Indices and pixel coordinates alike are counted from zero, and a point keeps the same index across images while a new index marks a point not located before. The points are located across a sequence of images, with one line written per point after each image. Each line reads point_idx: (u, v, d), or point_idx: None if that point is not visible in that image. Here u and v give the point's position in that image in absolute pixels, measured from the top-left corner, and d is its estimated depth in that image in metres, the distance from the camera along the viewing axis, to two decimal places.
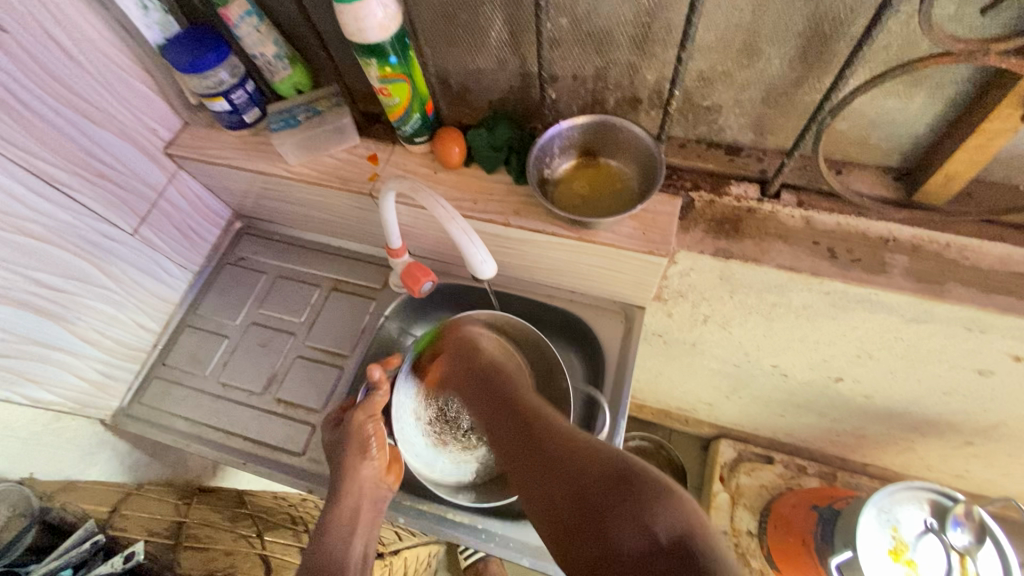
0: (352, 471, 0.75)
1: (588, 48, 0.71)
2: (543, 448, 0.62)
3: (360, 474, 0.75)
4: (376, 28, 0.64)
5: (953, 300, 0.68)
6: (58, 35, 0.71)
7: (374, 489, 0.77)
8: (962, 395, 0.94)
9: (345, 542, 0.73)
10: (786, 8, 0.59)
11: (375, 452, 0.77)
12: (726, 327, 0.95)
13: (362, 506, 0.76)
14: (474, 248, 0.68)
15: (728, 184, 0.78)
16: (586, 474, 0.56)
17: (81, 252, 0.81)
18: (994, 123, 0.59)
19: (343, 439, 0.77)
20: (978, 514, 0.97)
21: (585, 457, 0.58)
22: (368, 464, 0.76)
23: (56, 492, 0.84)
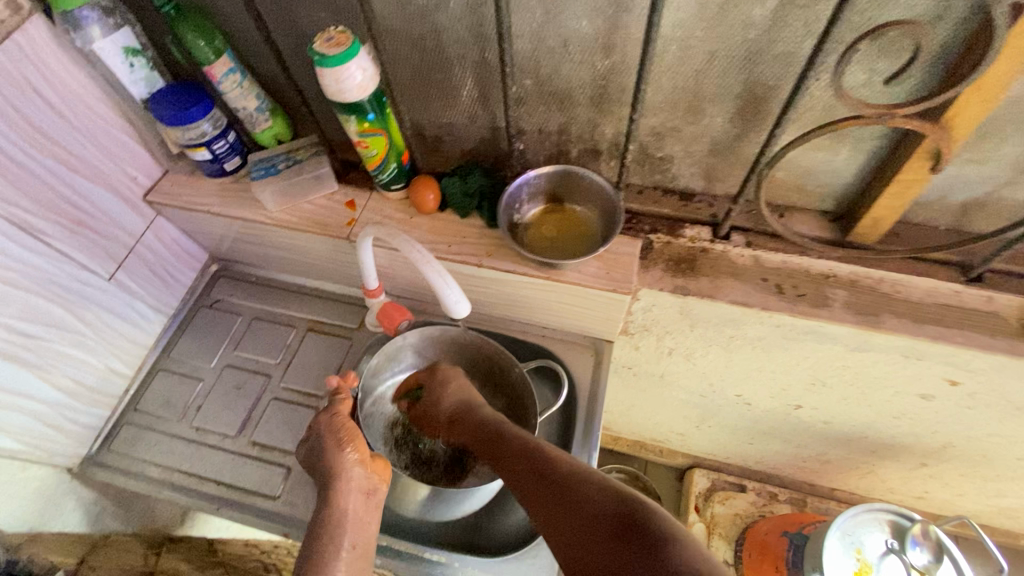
0: (334, 467, 0.71)
1: (551, 105, 0.77)
2: (575, 506, 0.60)
3: (343, 471, 0.71)
4: (355, 89, 0.69)
5: (889, 330, 0.75)
6: (44, 91, 0.74)
7: (361, 483, 0.72)
8: (910, 418, 1.01)
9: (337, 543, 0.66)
10: (723, 74, 0.66)
11: (353, 445, 0.73)
12: (691, 359, 1.01)
13: (352, 503, 0.70)
14: (448, 289, 0.71)
15: (683, 227, 0.84)
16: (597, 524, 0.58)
17: (56, 298, 0.82)
18: (907, 174, 0.67)
19: (318, 442, 0.74)
20: (934, 534, 1.03)
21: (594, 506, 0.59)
22: (349, 454, 0.72)
23: (22, 543, 0.79)
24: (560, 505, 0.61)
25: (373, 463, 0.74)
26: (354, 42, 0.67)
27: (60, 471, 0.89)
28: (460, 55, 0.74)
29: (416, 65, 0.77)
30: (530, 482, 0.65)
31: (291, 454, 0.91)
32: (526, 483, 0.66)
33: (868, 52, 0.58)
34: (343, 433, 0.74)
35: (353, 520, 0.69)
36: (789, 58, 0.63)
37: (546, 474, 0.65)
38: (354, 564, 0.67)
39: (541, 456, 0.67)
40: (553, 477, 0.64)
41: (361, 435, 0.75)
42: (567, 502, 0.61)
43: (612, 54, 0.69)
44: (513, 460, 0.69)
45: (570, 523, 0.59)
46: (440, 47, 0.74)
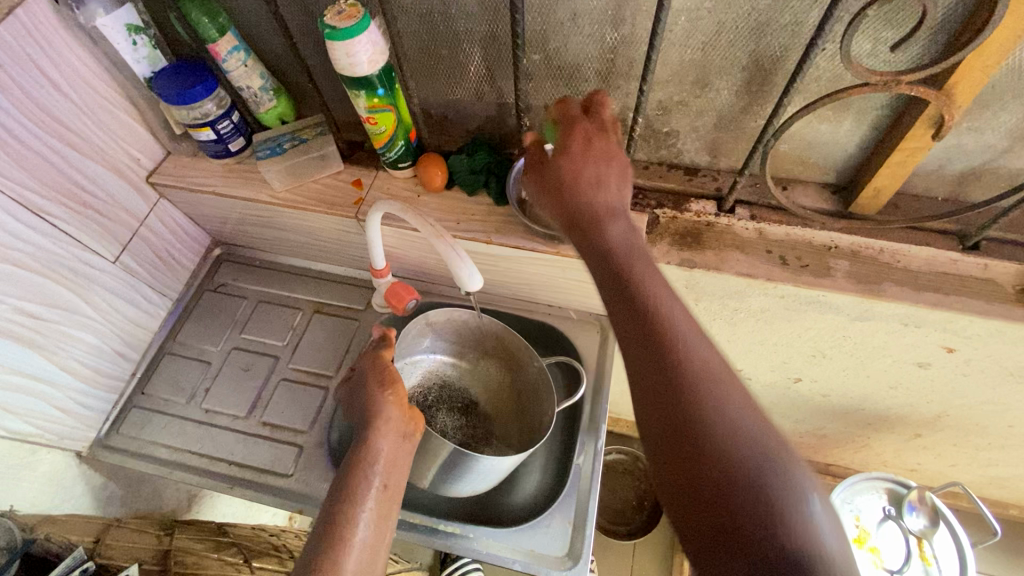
0: (371, 408, 0.73)
1: (558, 81, 0.78)
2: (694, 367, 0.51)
3: (381, 415, 0.73)
4: (366, 63, 0.69)
5: (890, 297, 0.77)
6: (48, 69, 0.73)
7: (396, 429, 0.73)
8: (907, 388, 1.03)
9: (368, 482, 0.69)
10: (730, 46, 0.67)
11: (391, 391, 0.74)
12: (694, 335, 1.02)
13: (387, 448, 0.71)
14: (461, 262, 0.71)
15: (688, 202, 0.85)
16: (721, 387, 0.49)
17: (63, 279, 0.81)
18: (910, 143, 0.68)
19: (361, 382, 0.77)
20: (931, 500, 1.06)
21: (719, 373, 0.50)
22: (388, 398, 0.74)
23: (38, 523, 0.83)
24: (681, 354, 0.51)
25: (409, 412, 0.75)
26: (364, 16, 0.67)
27: (70, 455, 0.88)
28: (469, 30, 0.74)
29: (424, 40, 0.77)
30: (628, 330, 0.54)
31: (303, 433, 0.91)
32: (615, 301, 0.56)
33: (875, 19, 0.59)
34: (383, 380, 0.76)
35: (385, 463, 0.71)
36: (796, 28, 0.64)
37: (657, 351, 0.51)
38: (382, 504, 0.69)
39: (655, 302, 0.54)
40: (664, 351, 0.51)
41: (400, 381, 0.76)
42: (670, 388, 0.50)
43: (621, 26, 0.69)
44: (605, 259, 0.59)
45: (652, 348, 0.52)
46: (449, 22, 0.74)
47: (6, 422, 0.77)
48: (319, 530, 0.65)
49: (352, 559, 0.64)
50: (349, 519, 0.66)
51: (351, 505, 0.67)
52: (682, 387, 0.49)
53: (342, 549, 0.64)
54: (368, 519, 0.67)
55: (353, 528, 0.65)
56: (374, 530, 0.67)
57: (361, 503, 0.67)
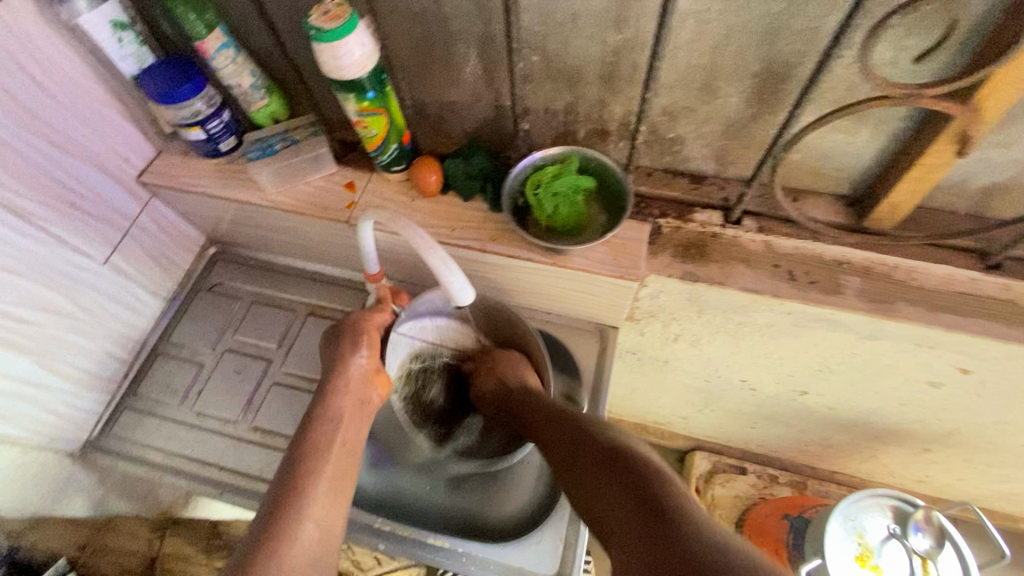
0: (341, 368, 0.78)
1: (559, 84, 0.74)
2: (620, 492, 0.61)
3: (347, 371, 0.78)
4: (354, 65, 0.66)
5: (903, 318, 0.73)
6: (29, 67, 0.71)
7: (360, 391, 0.78)
8: (918, 405, 1.00)
9: (331, 432, 0.74)
10: (740, 51, 0.63)
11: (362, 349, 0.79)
12: (696, 345, 0.99)
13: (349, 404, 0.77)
14: (451, 276, 0.68)
15: (693, 211, 0.81)
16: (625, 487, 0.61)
17: (49, 282, 0.80)
18: (931, 158, 0.64)
19: (338, 336, 0.81)
20: (937, 519, 1.03)
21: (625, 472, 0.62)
22: (358, 355, 0.79)
23: (27, 530, 0.85)
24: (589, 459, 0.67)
25: (375, 376, 0.80)
26: (352, 16, 0.64)
27: (61, 455, 0.88)
28: (463, 29, 0.71)
29: (417, 40, 0.74)
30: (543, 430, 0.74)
31: (294, 439, 0.90)
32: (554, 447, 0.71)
33: (897, 26, 0.54)
34: (354, 337, 0.80)
35: (347, 418, 0.76)
36: (811, 33, 0.59)
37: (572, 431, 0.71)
38: (342, 458, 0.73)
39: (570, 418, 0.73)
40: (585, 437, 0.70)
41: (369, 338, 0.80)
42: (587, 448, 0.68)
43: (624, 29, 0.65)
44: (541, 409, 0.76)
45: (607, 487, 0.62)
46: (443, 21, 0.70)
47: None
48: (284, 472, 0.69)
49: (315, 501, 0.68)
50: (312, 465, 0.70)
51: (316, 448, 0.72)
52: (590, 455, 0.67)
53: (305, 490, 0.68)
54: (329, 468, 0.71)
55: (317, 474, 0.69)
56: (333, 478, 0.71)
57: (325, 451, 0.72)
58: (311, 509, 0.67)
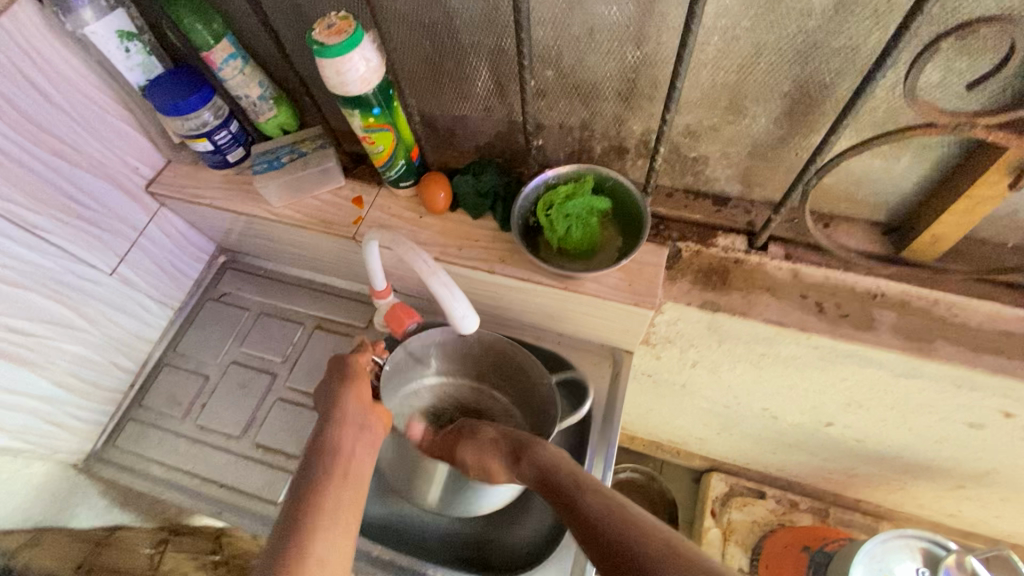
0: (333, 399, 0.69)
1: (574, 100, 0.70)
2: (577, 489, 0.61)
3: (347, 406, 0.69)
4: (358, 82, 0.63)
5: (942, 358, 0.67)
6: (37, 80, 0.70)
7: (359, 419, 0.69)
8: (954, 443, 0.93)
9: (334, 479, 0.64)
10: (771, 69, 0.58)
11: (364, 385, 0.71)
12: (715, 371, 0.94)
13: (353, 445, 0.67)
14: (455, 302, 0.65)
15: (715, 235, 0.76)
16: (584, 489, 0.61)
17: (55, 295, 0.79)
18: (980, 190, 0.58)
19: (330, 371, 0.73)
20: (971, 564, 0.96)
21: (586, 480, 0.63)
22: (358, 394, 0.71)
23: (20, 548, 0.78)
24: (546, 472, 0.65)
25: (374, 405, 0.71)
26: (356, 30, 0.61)
27: (64, 465, 0.88)
28: (474, 42, 0.67)
29: (426, 53, 0.71)
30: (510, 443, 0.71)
31: (295, 458, 0.88)
32: (593, 550, 0.56)
33: (948, 46, 0.49)
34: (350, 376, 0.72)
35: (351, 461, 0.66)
36: (850, 52, 0.54)
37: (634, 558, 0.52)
38: (347, 493, 0.64)
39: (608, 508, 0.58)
40: (654, 557, 0.51)
41: (367, 376, 0.73)
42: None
43: (645, 44, 0.61)
44: (545, 477, 0.65)
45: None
46: (454, 34, 0.67)
47: None
48: (283, 531, 0.59)
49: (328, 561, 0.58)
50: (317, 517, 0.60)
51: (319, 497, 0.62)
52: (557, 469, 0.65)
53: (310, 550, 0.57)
54: (329, 507, 0.61)
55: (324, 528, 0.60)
56: (338, 517, 0.61)
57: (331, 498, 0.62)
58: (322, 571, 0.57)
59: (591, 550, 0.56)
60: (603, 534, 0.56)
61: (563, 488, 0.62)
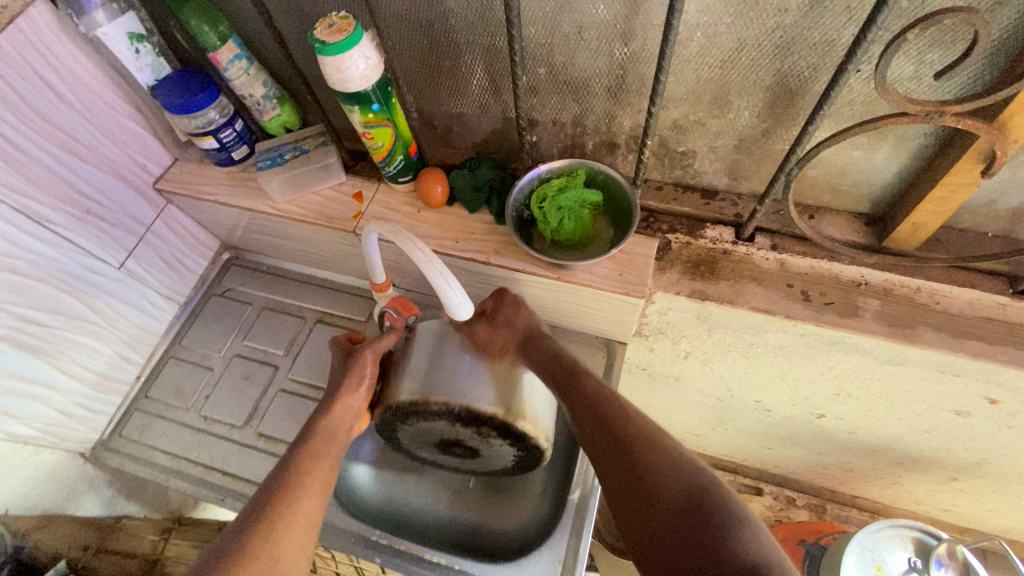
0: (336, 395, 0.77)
1: (566, 96, 0.73)
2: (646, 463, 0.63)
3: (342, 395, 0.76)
4: (358, 78, 0.66)
5: (925, 344, 0.69)
6: (50, 78, 0.73)
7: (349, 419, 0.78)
8: (943, 433, 0.95)
9: (317, 453, 0.72)
10: (752, 64, 0.61)
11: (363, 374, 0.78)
12: (707, 363, 0.96)
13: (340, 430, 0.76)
14: (451, 290, 0.68)
15: (703, 227, 0.79)
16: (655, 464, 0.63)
17: (64, 286, 0.82)
18: (956, 177, 0.61)
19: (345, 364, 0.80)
20: (962, 554, 0.98)
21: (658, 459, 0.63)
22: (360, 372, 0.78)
23: (31, 529, 0.87)
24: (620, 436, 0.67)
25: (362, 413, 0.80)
26: (356, 29, 0.64)
27: (73, 455, 0.90)
28: (470, 41, 0.70)
29: (424, 52, 0.73)
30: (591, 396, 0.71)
31: None
32: (587, 425, 0.69)
33: (917, 39, 0.52)
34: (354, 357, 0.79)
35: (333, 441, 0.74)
36: (826, 47, 0.57)
37: (622, 435, 0.66)
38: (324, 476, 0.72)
39: (602, 394, 0.71)
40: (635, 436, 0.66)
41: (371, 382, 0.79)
42: (656, 482, 0.61)
43: (632, 41, 0.64)
44: (550, 362, 0.74)
45: (680, 537, 0.57)
46: (449, 33, 0.70)
47: (4, 425, 0.79)
48: (268, 487, 0.68)
49: (296, 524, 0.66)
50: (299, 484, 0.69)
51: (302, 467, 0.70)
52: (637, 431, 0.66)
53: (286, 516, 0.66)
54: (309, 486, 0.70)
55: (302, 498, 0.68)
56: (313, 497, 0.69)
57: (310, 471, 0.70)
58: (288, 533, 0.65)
59: (586, 417, 0.70)
60: (597, 413, 0.69)
61: (566, 373, 0.73)
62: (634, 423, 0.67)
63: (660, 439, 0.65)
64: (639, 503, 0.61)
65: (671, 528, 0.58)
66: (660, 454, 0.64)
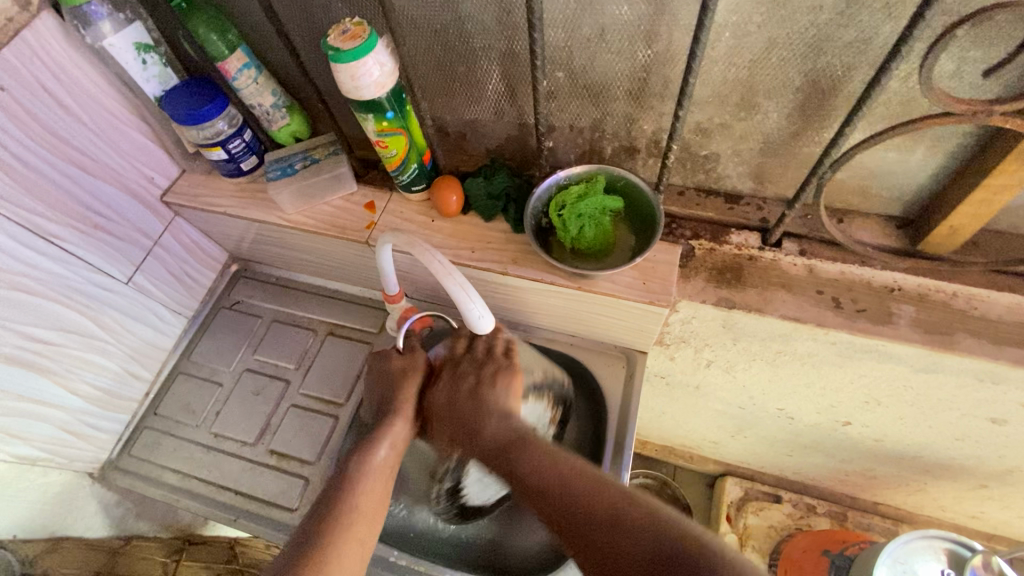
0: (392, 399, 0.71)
1: (585, 101, 0.71)
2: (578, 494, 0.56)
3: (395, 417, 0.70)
4: (372, 86, 0.64)
5: (963, 351, 0.67)
6: (56, 90, 0.71)
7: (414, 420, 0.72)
8: (976, 441, 0.92)
9: (365, 482, 0.66)
10: (782, 64, 0.59)
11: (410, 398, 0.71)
12: (730, 371, 0.93)
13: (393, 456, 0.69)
14: (472, 304, 0.66)
15: (728, 233, 0.76)
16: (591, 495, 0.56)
17: (71, 303, 0.80)
18: (998, 179, 0.58)
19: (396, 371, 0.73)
20: (998, 564, 0.94)
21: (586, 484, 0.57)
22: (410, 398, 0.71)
23: (39, 556, 0.81)
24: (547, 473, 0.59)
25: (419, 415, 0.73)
26: (370, 35, 0.62)
27: (80, 475, 0.88)
28: (486, 46, 0.68)
29: (438, 57, 0.71)
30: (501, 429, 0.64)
31: (310, 465, 0.88)
32: (519, 453, 0.61)
33: (963, 35, 0.49)
34: (398, 373, 0.72)
35: (385, 470, 0.68)
36: (862, 45, 0.55)
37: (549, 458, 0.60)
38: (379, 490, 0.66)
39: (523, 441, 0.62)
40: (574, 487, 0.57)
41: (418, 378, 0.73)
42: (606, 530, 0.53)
43: (656, 43, 0.62)
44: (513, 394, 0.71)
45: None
46: (465, 38, 0.68)
47: (10, 446, 0.76)
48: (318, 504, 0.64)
49: (349, 547, 0.61)
50: (347, 516, 0.63)
51: (351, 497, 0.64)
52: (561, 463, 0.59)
53: (333, 554, 0.60)
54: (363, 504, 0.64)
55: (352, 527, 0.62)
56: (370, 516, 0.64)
57: (356, 499, 0.64)
58: (339, 571, 0.59)
59: (526, 487, 0.59)
60: (529, 478, 0.59)
61: (492, 443, 0.63)
62: (564, 472, 0.58)
63: (595, 476, 0.57)
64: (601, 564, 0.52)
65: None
66: (599, 492, 0.56)
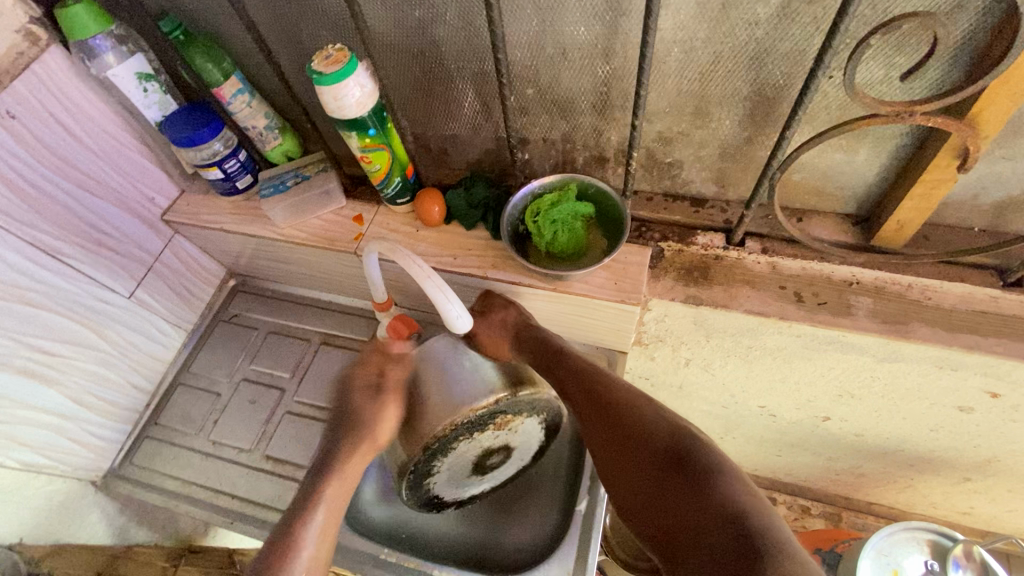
0: (354, 426, 0.76)
1: (554, 114, 0.76)
2: (640, 448, 0.62)
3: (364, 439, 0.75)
4: (354, 105, 0.69)
5: (919, 339, 0.70)
6: (62, 117, 0.77)
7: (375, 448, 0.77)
8: (950, 431, 0.95)
9: (319, 510, 0.70)
10: (729, 76, 0.64)
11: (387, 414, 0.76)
12: (709, 369, 0.97)
13: (352, 462, 0.75)
14: (450, 305, 0.70)
15: (694, 234, 0.81)
16: (651, 446, 0.62)
17: (76, 316, 0.84)
18: (934, 174, 0.63)
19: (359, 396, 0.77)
20: (979, 554, 0.97)
21: (649, 431, 0.63)
22: (394, 408, 0.77)
23: (45, 557, 0.85)
24: (612, 425, 0.66)
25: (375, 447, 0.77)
26: (350, 59, 0.67)
27: (83, 483, 0.92)
28: (460, 67, 0.74)
29: (417, 79, 0.77)
30: (576, 384, 0.71)
31: (304, 468, 0.91)
32: (581, 403, 0.69)
33: (884, 44, 0.55)
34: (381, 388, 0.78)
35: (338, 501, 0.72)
36: (798, 56, 0.60)
37: (613, 408, 0.67)
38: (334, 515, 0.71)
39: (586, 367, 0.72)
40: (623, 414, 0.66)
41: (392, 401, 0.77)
42: (647, 450, 0.62)
43: (613, 59, 0.67)
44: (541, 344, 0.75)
45: (673, 496, 0.58)
46: (440, 60, 0.74)
47: (16, 452, 0.80)
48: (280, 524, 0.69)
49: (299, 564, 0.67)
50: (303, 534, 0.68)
51: (307, 524, 0.69)
52: (627, 419, 0.65)
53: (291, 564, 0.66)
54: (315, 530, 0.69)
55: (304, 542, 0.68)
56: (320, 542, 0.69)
57: (310, 526, 0.69)
58: None
59: (578, 396, 0.70)
60: (609, 434, 0.65)
61: (552, 352, 0.74)
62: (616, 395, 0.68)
63: (645, 405, 0.66)
64: (642, 472, 0.61)
65: (670, 490, 0.58)
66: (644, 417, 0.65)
